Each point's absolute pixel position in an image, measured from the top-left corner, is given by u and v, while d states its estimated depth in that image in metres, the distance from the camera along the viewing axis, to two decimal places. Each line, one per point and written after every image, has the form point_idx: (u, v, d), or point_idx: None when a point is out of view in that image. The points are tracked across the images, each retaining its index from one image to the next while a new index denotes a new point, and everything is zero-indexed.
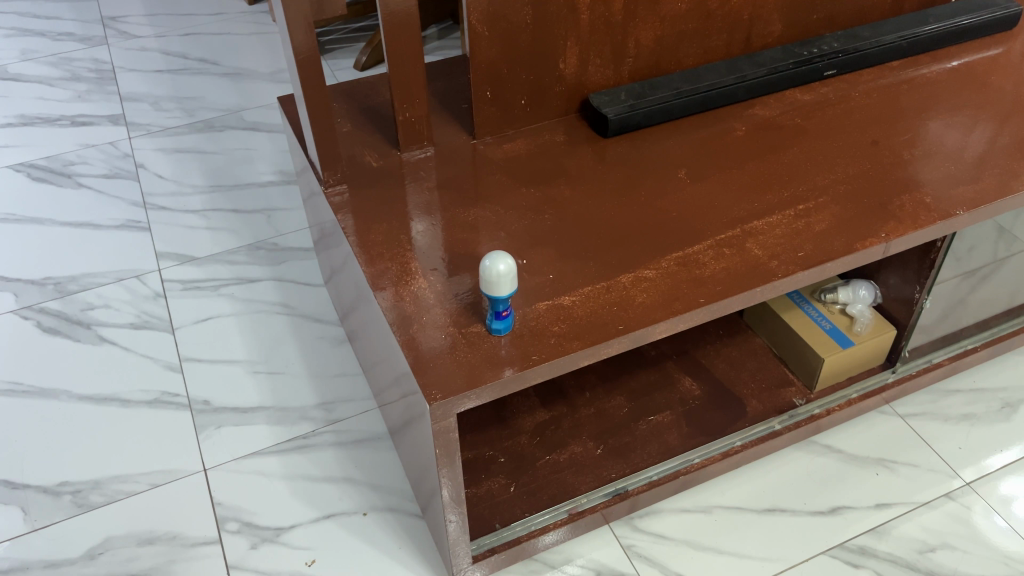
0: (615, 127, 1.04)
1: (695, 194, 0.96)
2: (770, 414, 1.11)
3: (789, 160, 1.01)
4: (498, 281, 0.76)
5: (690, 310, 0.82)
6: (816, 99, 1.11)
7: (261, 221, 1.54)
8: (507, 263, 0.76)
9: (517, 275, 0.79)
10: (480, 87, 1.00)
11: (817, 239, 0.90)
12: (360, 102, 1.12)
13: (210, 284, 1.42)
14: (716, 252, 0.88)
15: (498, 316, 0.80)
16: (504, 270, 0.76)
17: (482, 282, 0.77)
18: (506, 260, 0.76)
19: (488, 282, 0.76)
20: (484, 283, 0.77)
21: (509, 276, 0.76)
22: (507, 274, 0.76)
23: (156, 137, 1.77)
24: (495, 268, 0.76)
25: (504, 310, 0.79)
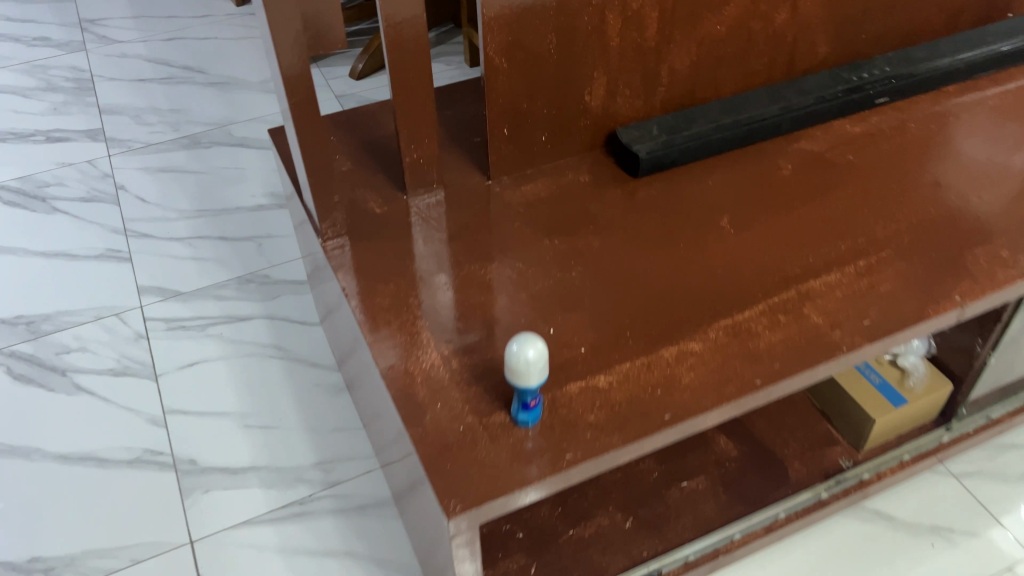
0: (647, 166, 0.93)
1: (741, 247, 0.85)
2: (816, 479, 1.00)
3: (844, 204, 0.90)
4: (529, 366, 0.65)
5: (746, 394, 0.72)
6: (869, 131, 0.99)
7: (252, 250, 1.43)
8: (537, 343, 0.65)
9: (547, 361, 0.68)
10: (498, 123, 0.89)
11: (884, 303, 0.79)
12: (360, 135, 1.00)
13: (196, 323, 1.30)
14: (771, 319, 0.78)
15: (526, 407, 0.69)
16: (535, 352, 0.65)
17: (508, 370, 0.66)
18: (535, 341, 0.66)
19: (515, 369, 0.65)
20: (511, 371, 0.66)
21: (541, 358, 0.65)
22: (539, 356, 0.65)
23: (138, 154, 1.65)
24: (525, 351, 0.65)
25: (532, 400, 0.68)
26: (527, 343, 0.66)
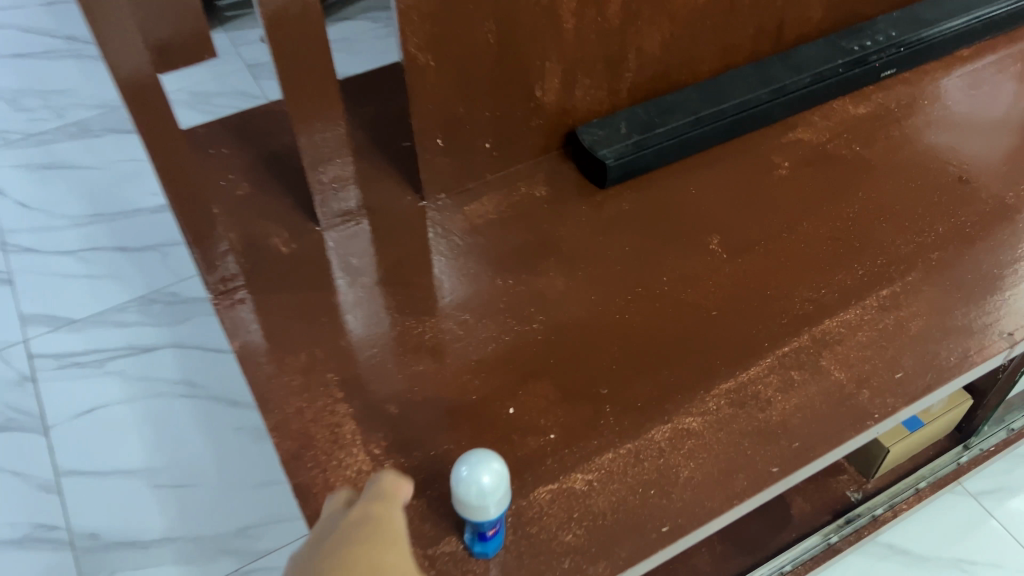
0: (616, 173, 0.76)
1: (738, 279, 0.69)
2: (822, 519, 0.87)
3: (855, 213, 0.74)
4: (488, 495, 0.49)
5: (762, 489, 0.56)
6: (876, 112, 0.83)
7: (155, 262, 1.23)
8: (494, 463, 0.49)
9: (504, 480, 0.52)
10: (428, 134, 0.71)
11: (918, 347, 0.64)
12: (258, 146, 0.81)
13: (92, 358, 1.11)
14: (782, 379, 0.62)
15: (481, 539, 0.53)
16: (492, 475, 0.49)
17: (460, 504, 0.49)
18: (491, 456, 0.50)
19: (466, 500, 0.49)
20: (464, 505, 0.49)
21: (502, 482, 0.49)
22: (500, 479, 0.49)
23: (16, 148, 1.41)
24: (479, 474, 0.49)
25: (492, 529, 0.52)
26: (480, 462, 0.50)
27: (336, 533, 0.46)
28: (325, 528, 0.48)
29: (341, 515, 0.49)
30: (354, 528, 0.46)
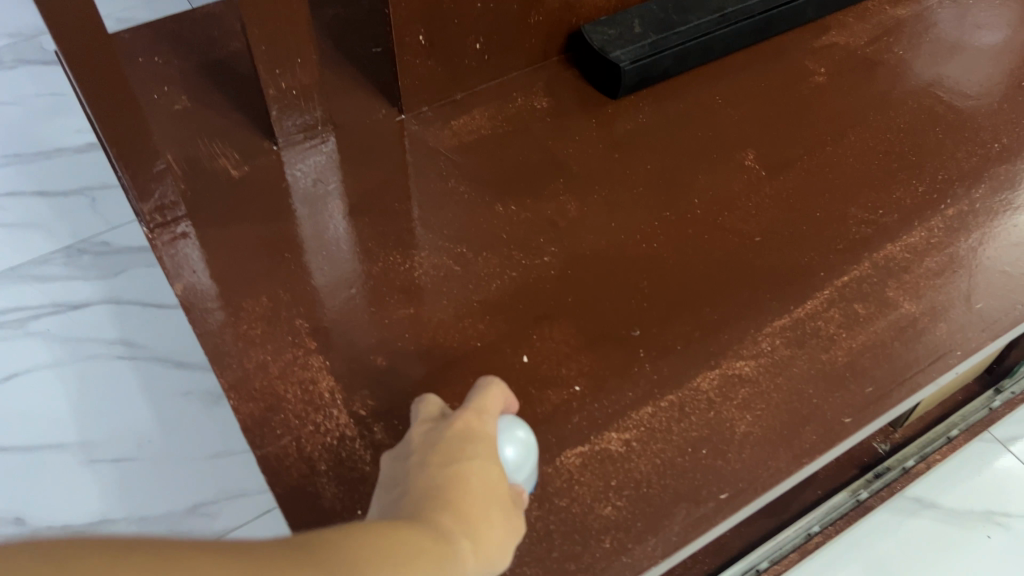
0: (631, 81, 0.64)
1: (779, 199, 0.59)
2: (850, 474, 0.79)
3: (905, 124, 0.64)
4: (512, 473, 0.38)
5: (835, 444, 0.47)
6: (916, 14, 0.73)
7: (82, 208, 1.07)
8: (519, 432, 0.39)
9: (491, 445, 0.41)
10: (411, 29, 0.58)
11: (993, 274, 0.55)
12: (199, 53, 0.67)
13: (12, 318, 0.97)
14: (846, 313, 0.52)
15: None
16: (517, 446, 0.38)
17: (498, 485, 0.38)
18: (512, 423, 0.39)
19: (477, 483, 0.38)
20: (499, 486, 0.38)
21: (528, 456, 0.39)
22: (526, 451, 0.39)
23: None
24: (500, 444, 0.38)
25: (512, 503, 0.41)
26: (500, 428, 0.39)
27: (426, 438, 0.36)
28: (411, 433, 0.37)
29: (429, 420, 0.37)
30: (456, 436, 0.35)
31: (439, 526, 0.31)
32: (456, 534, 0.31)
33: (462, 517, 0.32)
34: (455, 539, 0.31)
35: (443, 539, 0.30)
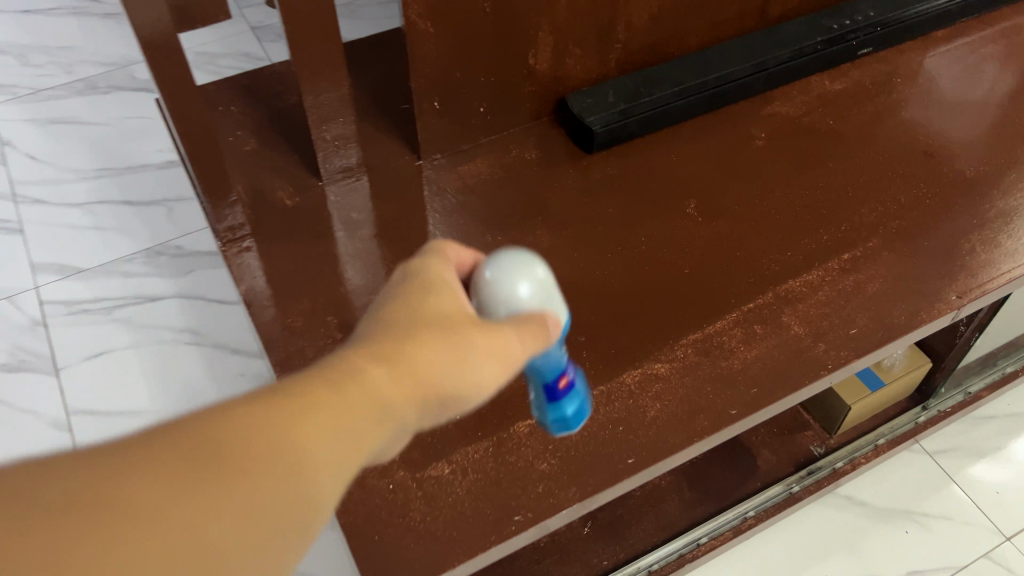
0: (602, 140, 0.80)
1: (710, 241, 0.74)
2: (786, 470, 0.93)
3: (824, 183, 0.79)
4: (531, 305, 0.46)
5: (720, 429, 0.62)
6: (851, 89, 0.88)
7: (161, 217, 1.27)
8: (532, 271, 0.47)
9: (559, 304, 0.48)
10: (427, 97, 0.75)
11: (873, 308, 0.69)
12: (267, 105, 0.85)
13: (100, 306, 1.16)
14: (747, 332, 0.68)
15: (552, 407, 0.52)
16: (531, 284, 0.46)
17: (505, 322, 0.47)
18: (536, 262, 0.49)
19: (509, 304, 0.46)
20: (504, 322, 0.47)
21: (543, 288, 0.47)
22: (541, 286, 0.47)
23: (25, 102, 1.45)
24: (523, 271, 0.47)
25: (561, 380, 0.51)
26: (525, 261, 0.48)
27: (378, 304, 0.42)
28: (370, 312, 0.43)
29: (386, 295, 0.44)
30: (394, 294, 0.42)
31: (355, 359, 0.37)
32: (371, 364, 0.37)
33: (380, 348, 0.38)
34: (373, 366, 0.37)
35: (354, 370, 0.37)
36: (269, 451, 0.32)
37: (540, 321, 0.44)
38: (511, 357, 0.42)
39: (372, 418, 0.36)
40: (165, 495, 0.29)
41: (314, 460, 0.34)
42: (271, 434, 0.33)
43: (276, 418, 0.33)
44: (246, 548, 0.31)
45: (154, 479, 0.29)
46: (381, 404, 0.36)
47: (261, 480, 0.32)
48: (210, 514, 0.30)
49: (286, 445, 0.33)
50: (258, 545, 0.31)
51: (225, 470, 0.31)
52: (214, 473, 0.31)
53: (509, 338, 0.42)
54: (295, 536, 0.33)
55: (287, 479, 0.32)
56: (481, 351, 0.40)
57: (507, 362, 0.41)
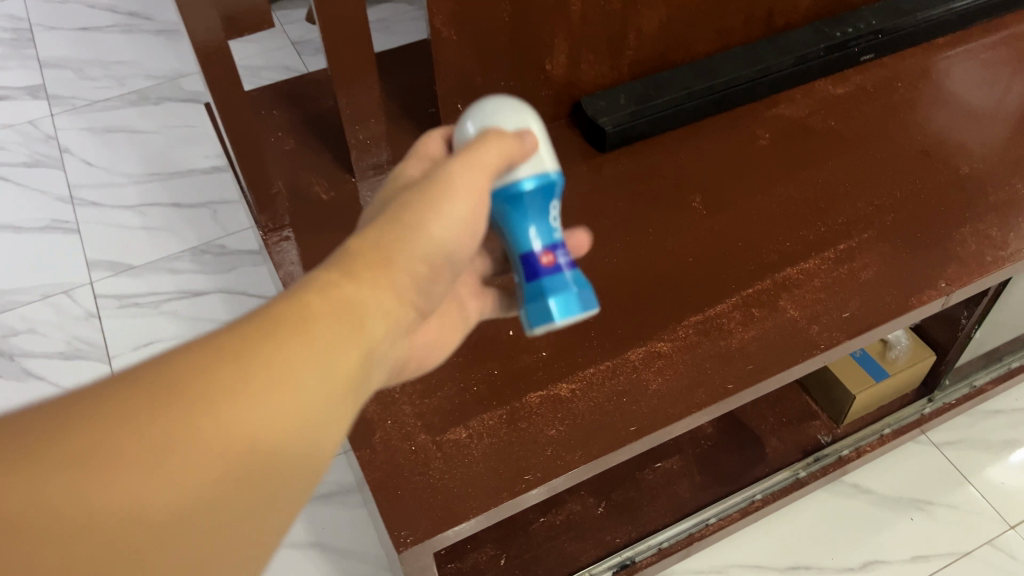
0: (614, 140, 0.86)
1: (713, 232, 0.80)
2: (794, 457, 0.98)
3: (824, 180, 0.84)
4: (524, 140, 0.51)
5: (717, 401, 0.67)
6: (853, 92, 0.93)
7: (206, 218, 1.35)
8: (523, 118, 0.52)
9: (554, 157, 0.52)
10: (452, 100, 0.82)
11: (866, 293, 0.74)
12: (305, 108, 0.93)
13: (149, 300, 1.24)
14: (745, 314, 0.73)
15: (532, 280, 0.53)
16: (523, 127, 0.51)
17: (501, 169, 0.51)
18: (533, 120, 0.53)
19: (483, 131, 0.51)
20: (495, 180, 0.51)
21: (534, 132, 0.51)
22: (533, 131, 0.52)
23: (82, 113, 1.55)
24: (508, 111, 0.52)
25: (547, 255, 0.52)
26: (518, 109, 0.53)
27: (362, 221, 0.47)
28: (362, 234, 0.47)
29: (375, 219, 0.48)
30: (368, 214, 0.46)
31: (321, 279, 0.41)
32: (333, 281, 0.40)
33: (343, 266, 0.41)
34: (337, 282, 0.41)
35: (318, 289, 0.40)
36: (211, 380, 0.35)
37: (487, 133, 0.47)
38: (459, 183, 0.44)
39: (343, 331, 0.40)
40: (107, 433, 0.33)
41: (277, 381, 0.37)
42: (213, 363, 0.36)
43: (218, 350, 0.36)
44: (210, 468, 0.35)
45: (95, 421, 0.33)
46: (347, 314, 0.40)
47: (208, 406, 0.35)
48: (157, 440, 0.34)
49: (252, 373, 0.36)
50: (223, 460, 0.35)
51: (168, 402, 0.34)
52: (156, 405, 0.34)
53: (446, 170, 0.44)
54: (272, 442, 0.37)
55: (246, 402, 0.36)
56: (438, 206, 0.43)
57: (459, 191, 0.44)
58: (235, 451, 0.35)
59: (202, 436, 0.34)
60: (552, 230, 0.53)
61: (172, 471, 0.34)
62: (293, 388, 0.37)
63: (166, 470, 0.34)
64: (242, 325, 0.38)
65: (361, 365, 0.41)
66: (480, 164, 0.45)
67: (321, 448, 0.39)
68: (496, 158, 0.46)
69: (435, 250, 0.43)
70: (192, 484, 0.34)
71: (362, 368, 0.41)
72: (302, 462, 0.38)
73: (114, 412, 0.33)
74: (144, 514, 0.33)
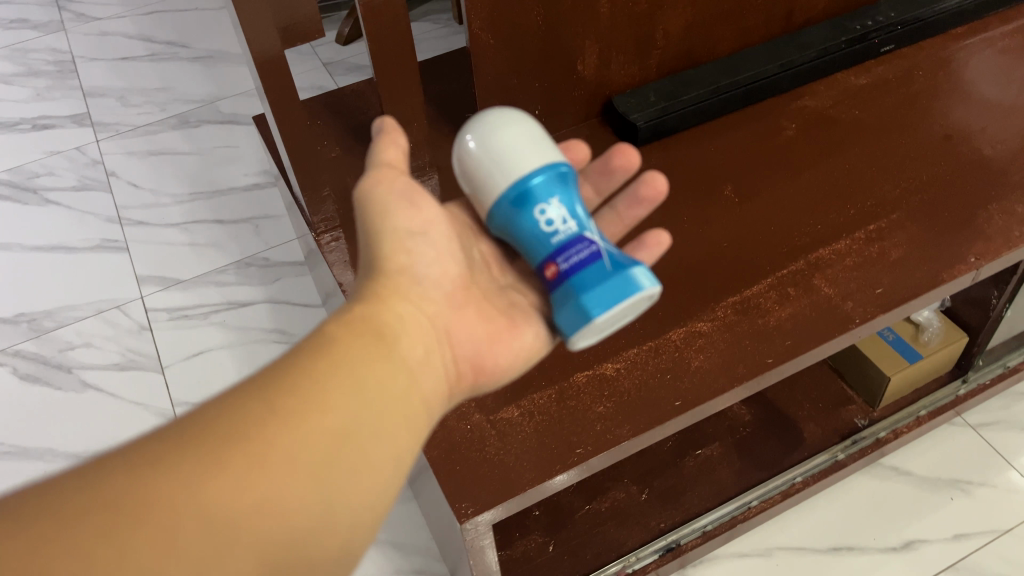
0: (646, 135, 0.90)
1: (746, 219, 0.83)
2: (831, 440, 0.99)
3: (852, 165, 0.87)
4: (491, 130, 0.53)
5: (758, 375, 0.70)
6: (875, 82, 0.96)
7: (249, 233, 1.40)
8: (489, 118, 0.53)
9: (539, 149, 0.53)
10: (489, 101, 0.86)
11: (897, 270, 0.76)
12: (348, 117, 0.97)
13: (198, 311, 1.29)
14: (780, 294, 0.75)
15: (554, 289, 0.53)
16: (491, 124, 0.53)
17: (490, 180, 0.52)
18: (518, 119, 0.54)
19: (465, 160, 0.54)
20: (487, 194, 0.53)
21: (503, 125, 0.53)
22: (501, 121, 0.53)
23: (126, 138, 1.61)
24: (484, 124, 0.53)
25: (553, 266, 0.52)
26: (500, 116, 0.54)
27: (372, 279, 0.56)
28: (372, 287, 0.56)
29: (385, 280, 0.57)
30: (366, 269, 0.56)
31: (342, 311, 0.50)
32: (351, 312, 0.50)
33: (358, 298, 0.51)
34: (354, 311, 0.50)
35: (339, 320, 0.49)
36: (230, 422, 0.42)
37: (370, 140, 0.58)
38: (372, 183, 0.54)
39: (360, 351, 0.47)
40: (141, 477, 0.39)
41: (305, 408, 0.43)
42: (229, 410, 0.43)
43: (232, 401, 0.43)
44: (250, 486, 0.40)
45: (129, 472, 0.39)
46: (362, 330, 0.49)
47: (230, 440, 0.41)
48: (187, 476, 0.40)
49: (283, 405, 0.43)
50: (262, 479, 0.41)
51: (193, 445, 0.41)
52: (183, 449, 0.41)
53: (361, 185, 0.55)
54: (302, 472, 0.42)
55: (279, 430, 0.42)
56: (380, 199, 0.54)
57: (378, 189, 0.54)
58: (261, 480, 0.41)
59: (230, 470, 0.40)
60: (549, 238, 0.52)
61: (203, 499, 0.39)
62: (305, 415, 0.43)
63: (198, 499, 0.39)
64: (250, 381, 0.45)
65: (372, 387, 0.46)
66: (382, 164, 0.55)
67: (353, 472, 0.44)
68: (397, 151, 0.56)
69: (402, 235, 0.54)
70: (228, 522, 0.39)
71: (373, 388, 0.46)
72: (337, 488, 0.43)
73: (149, 461, 0.40)
74: (186, 543, 0.38)
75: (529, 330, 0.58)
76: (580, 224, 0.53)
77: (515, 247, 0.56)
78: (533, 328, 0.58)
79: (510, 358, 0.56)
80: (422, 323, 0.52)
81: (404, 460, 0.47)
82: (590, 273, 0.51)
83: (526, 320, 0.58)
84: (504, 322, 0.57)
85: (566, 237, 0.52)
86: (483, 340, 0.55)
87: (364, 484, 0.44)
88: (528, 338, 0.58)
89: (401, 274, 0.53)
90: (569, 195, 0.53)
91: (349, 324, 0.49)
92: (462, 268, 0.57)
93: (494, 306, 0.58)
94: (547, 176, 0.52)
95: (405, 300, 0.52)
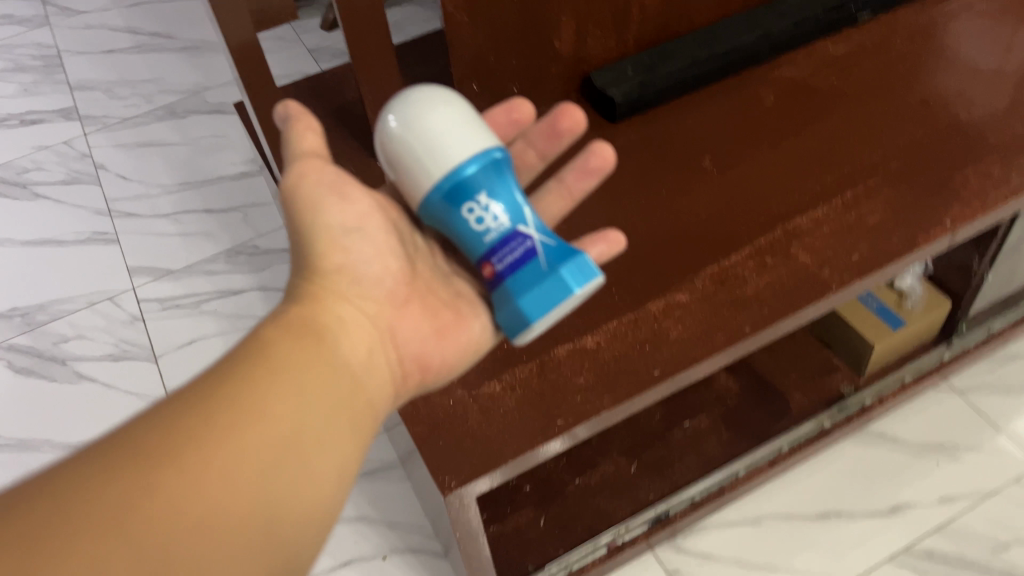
0: (625, 109, 0.90)
1: (724, 190, 0.83)
2: (818, 409, 1.00)
3: (830, 133, 0.87)
4: (419, 109, 0.51)
5: (736, 342, 0.70)
6: (853, 50, 0.96)
7: (238, 221, 1.41)
8: (419, 98, 0.52)
9: (468, 131, 0.51)
10: (466, 80, 0.86)
11: (874, 236, 0.77)
12: (328, 102, 0.97)
13: (189, 301, 1.29)
14: (758, 263, 0.76)
15: (492, 286, 0.54)
16: (420, 104, 0.52)
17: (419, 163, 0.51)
18: (443, 104, 0.52)
19: (390, 140, 0.52)
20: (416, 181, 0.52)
21: (431, 105, 0.52)
22: (430, 101, 0.52)
23: (114, 130, 1.62)
24: (408, 111, 0.51)
25: (490, 266, 0.53)
26: (425, 101, 0.52)
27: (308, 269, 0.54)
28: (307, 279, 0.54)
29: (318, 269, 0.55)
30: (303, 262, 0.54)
31: (277, 318, 0.50)
32: (284, 319, 0.50)
33: (296, 302, 0.51)
34: (288, 318, 0.50)
35: (272, 328, 0.49)
36: (163, 435, 0.42)
37: (280, 126, 0.55)
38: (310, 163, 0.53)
39: (294, 356, 0.48)
40: (68, 501, 0.38)
41: (241, 415, 0.43)
42: (160, 425, 0.42)
43: (162, 415, 0.43)
44: (190, 494, 0.40)
45: (58, 495, 0.39)
46: (298, 335, 0.49)
47: (162, 454, 0.41)
48: (119, 494, 0.39)
49: (217, 414, 0.43)
50: (201, 486, 0.40)
51: (123, 462, 0.40)
52: (112, 469, 0.40)
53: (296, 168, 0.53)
54: (243, 476, 0.42)
55: (214, 438, 0.42)
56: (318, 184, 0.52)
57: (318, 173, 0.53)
58: (201, 488, 0.40)
59: (166, 481, 0.40)
60: (481, 236, 0.52)
61: (137, 517, 0.39)
62: (240, 424, 0.43)
63: (129, 519, 0.38)
64: (182, 393, 0.45)
65: (312, 390, 0.47)
66: (319, 143, 0.54)
67: (295, 479, 0.44)
68: (315, 137, 0.54)
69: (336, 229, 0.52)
70: (168, 530, 0.39)
71: (313, 390, 0.47)
72: (279, 491, 0.43)
73: (74, 483, 0.39)
74: (119, 562, 0.37)
75: (476, 323, 0.57)
76: (514, 217, 0.52)
77: (451, 237, 0.56)
78: (480, 320, 0.58)
79: (454, 354, 0.56)
80: (362, 322, 0.52)
81: (350, 464, 0.48)
82: (524, 273, 0.51)
83: (472, 312, 0.58)
84: (449, 315, 0.57)
85: (498, 235, 0.52)
86: (429, 336, 0.55)
87: (308, 487, 0.44)
88: (475, 331, 0.57)
89: (338, 274, 0.52)
90: (503, 186, 0.52)
91: (285, 327, 0.49)
92: (404, 262, 0.56)
93: (439, 299, 0.58)
94: (475, 169, 0.50)
95: (344, 301, 0.52)
